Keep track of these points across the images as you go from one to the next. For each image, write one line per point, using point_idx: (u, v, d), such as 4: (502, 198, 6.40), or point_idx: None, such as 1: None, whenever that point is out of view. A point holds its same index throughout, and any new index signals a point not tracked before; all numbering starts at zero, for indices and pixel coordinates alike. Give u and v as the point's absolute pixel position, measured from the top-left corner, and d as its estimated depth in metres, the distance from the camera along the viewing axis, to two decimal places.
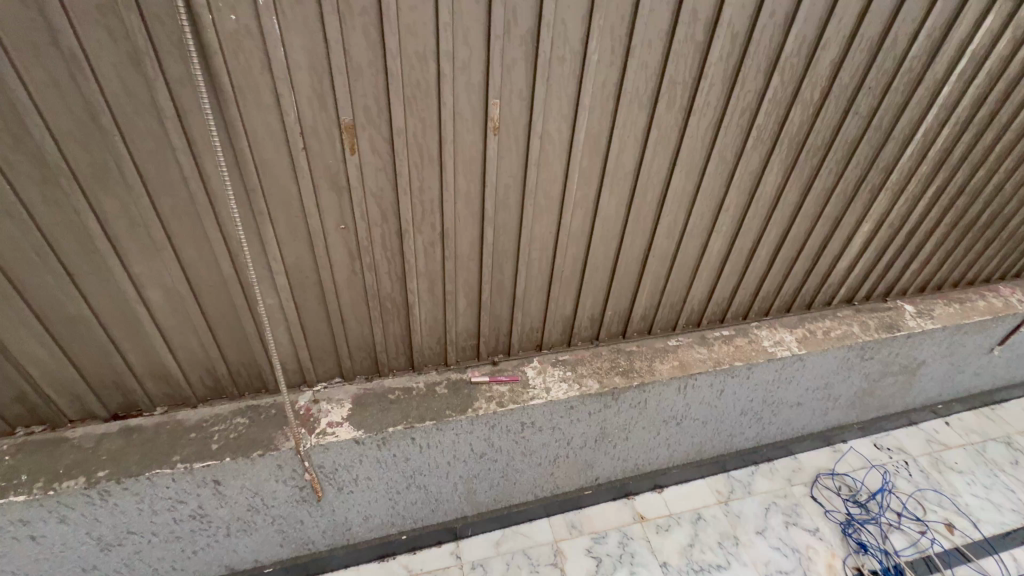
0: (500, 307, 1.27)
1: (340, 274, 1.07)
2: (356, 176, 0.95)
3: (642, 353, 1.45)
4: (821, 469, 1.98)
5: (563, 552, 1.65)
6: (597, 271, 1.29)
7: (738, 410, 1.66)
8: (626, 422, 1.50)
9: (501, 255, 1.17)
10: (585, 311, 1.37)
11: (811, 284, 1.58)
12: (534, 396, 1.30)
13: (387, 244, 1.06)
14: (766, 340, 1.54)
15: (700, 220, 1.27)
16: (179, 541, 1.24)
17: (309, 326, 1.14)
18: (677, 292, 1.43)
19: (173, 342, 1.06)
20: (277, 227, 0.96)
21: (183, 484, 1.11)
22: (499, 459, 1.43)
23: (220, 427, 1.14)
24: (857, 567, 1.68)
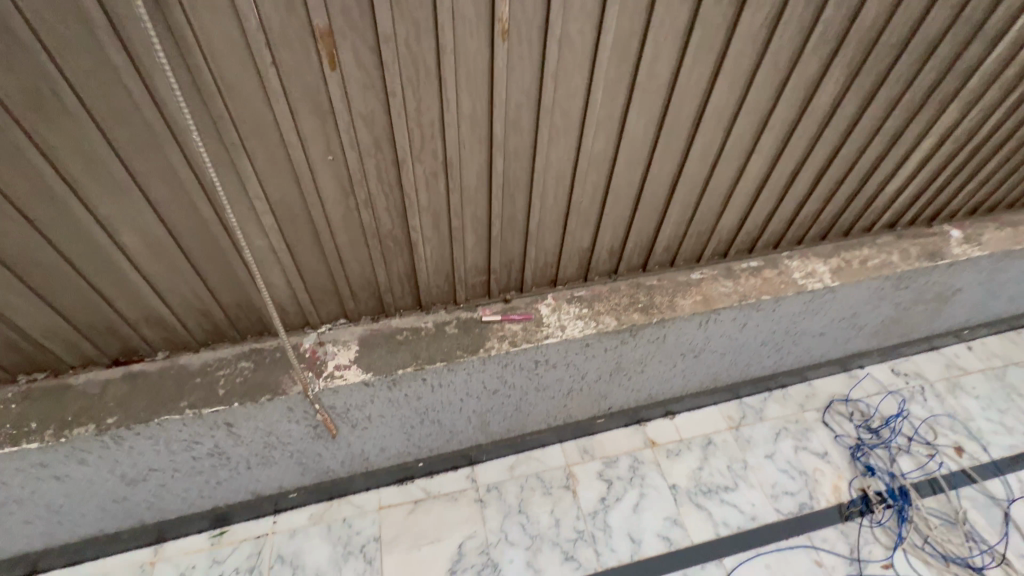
0: (512, 242, 1.17)
1: (334, 212, 0.96)
2: (340, 97, 0.80)
3: (664, 288, 1.36)
4: (835, 395, 1.97)
5: (575, 475, 1.70)
6: (620, 202, 1.16)
7: (759, 341, 1.60)
8: (642, 356, 1.45)
9: (513, 187, 1.04)
10: (604, 245, 1.26)
11: (852, 209, 1.43)
12: (548, 336, 1.24)
13: (384, 177, 0.93)
14: (797, 272, 1.44)
15: (740, 140, 1.11)
16: (202, 474, 1.27)
17: (306, 269, 1.05)
18: (705, 222, 1.30)
19: (162, 288, 0.98)
20: (256, 161, 0.84)
21: (196, 427, 1.10)
22: (512, 394, 1.41)
23: (225, 372, 1.11)
24: (863, 488, 1.72)
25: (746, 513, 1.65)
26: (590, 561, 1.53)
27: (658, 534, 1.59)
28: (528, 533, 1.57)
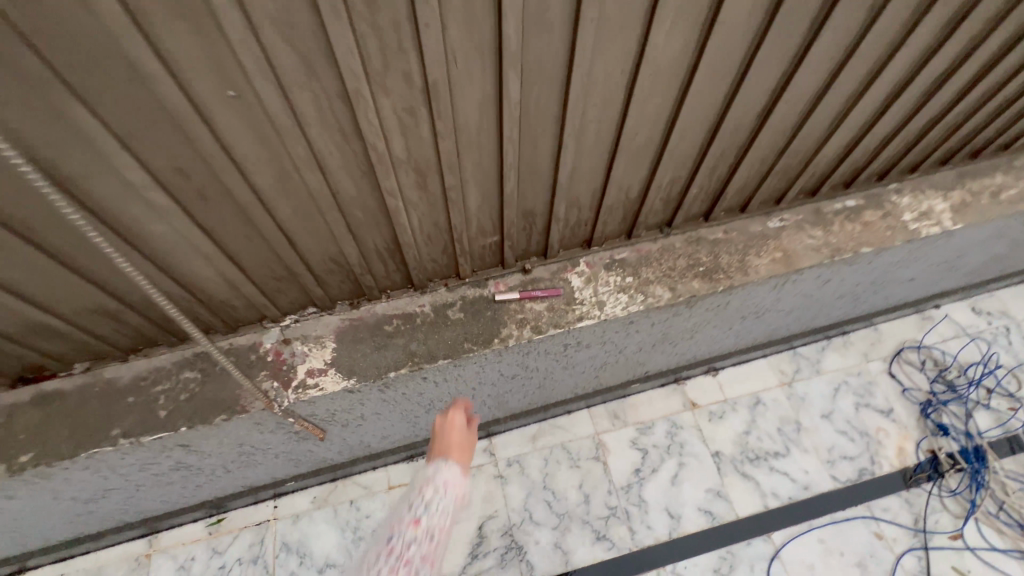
0: (534, 199, 0.83)
1: (263, 179, 0.63)
2: None
3: (733, 243, 1.03)
4: (905, 341, 1.70)
5: (606, 445, 1.51)
6: (688, 135, 0.80)
7: (837, 295, 1.29)
8: (695, 325, 1.16)
9: (535, 124, 0.68)
10: (659, 194, 0.91)
11: (998, 122, 1.04)
12: (582, 318, 0.95)
13: (332, 123, 0.59)
14: (907, 213, 1.09)
15: (885, 27, 0.73)
16: (173, 483, 1.08)
17: (244, 256, 0.74)
18: (799, 152, 0.94)
19: (39, 296, 0.69)
20: (104, 108, 0.50)
21: (141, 453, 0.87)
22: (534, 376, 1.15)
23: (166, 387, 0.86)
24: (932, 450, 1.52)
25: (799, 482, 1.47)
26: (624, 541, 1.39)
27: (699, 508, 1.43)
28: (554, 511, 1.42)
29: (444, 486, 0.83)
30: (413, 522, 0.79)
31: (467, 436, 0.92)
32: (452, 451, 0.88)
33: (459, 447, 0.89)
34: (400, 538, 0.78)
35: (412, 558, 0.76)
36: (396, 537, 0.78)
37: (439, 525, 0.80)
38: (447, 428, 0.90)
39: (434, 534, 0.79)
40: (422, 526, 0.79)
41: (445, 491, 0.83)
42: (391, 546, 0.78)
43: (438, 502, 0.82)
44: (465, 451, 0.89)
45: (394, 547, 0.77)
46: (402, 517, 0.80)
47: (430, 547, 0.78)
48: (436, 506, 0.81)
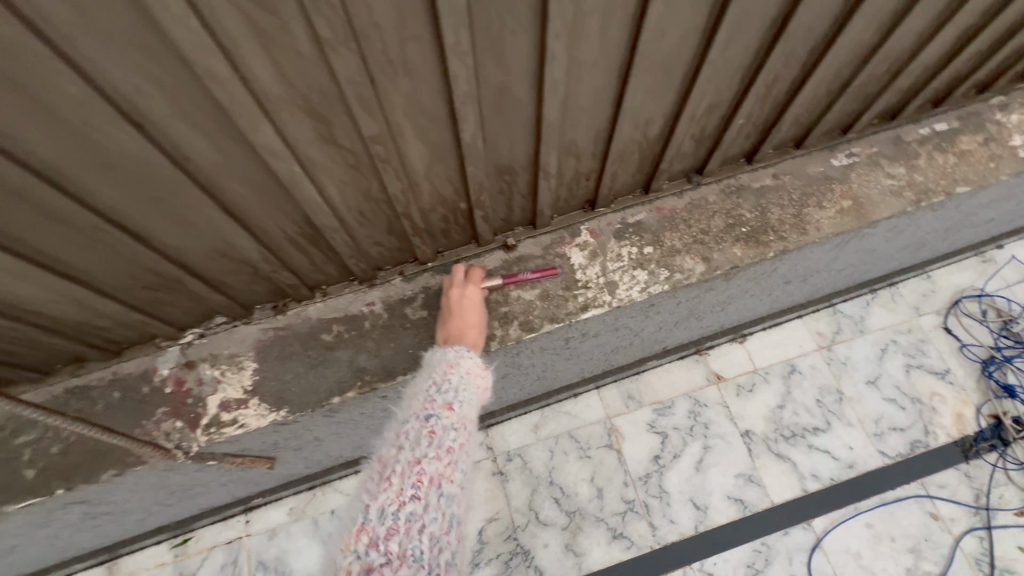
0: (510, 147, 0.57)
1: (34, 139, 0.37)
2: None
3: (785, 192, 0.77)
4: (963, 290, 1.46)
5: (619, 430, 1.31)
6: (738, 33, 0.52)
7: (904, 247, 1.03)
8: (730, 297, 0.92)
9: (496, 22, 0.41)
10: (690, 130, 0.65)
11: None
12: (587, 308, 0.71)
13: (114, 31, 0.33)
14: (1016, 135, 0.81)
15: None
16: (102, 526, 0.89)
17: (74, 261, 0.50)
18: (888, 56, 0.66)
19: None
20: None
21: (21, 519, 0.67)
22: (531, 371, 0.93)
23: (32, 438, 0.64)
24: (995, 415, 1.31)
25: (841, 460, 1.28)
26: (643, 538, 1.22)
27: (728, 497, 1.25)
28: (563, 509, 1.24)
29: (473, 374, 0.58)
30: (450, 405, 0.54)
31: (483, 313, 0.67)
32: (465, 330, 0.63)
33: (475, 325, 0.64)
34: (440, 420, 0.52)
35: (457, 446, 0.52)
36: (433, 418, 0.52)
37: (476, 416, 0.56)
38: (463, 304, 0.65)
39: (475, 424, 0.55)
40: (464, 410, 0.54)
41: (478, 377, 0.58)
42: (425, 427, 0.52)
43: (471, 388, 0.57)
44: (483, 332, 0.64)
45: (434, 429, 0.51)
46: (432, 396, 0.54)
47: (473, 435, 0.54)
48: (472, 393, 0.57)
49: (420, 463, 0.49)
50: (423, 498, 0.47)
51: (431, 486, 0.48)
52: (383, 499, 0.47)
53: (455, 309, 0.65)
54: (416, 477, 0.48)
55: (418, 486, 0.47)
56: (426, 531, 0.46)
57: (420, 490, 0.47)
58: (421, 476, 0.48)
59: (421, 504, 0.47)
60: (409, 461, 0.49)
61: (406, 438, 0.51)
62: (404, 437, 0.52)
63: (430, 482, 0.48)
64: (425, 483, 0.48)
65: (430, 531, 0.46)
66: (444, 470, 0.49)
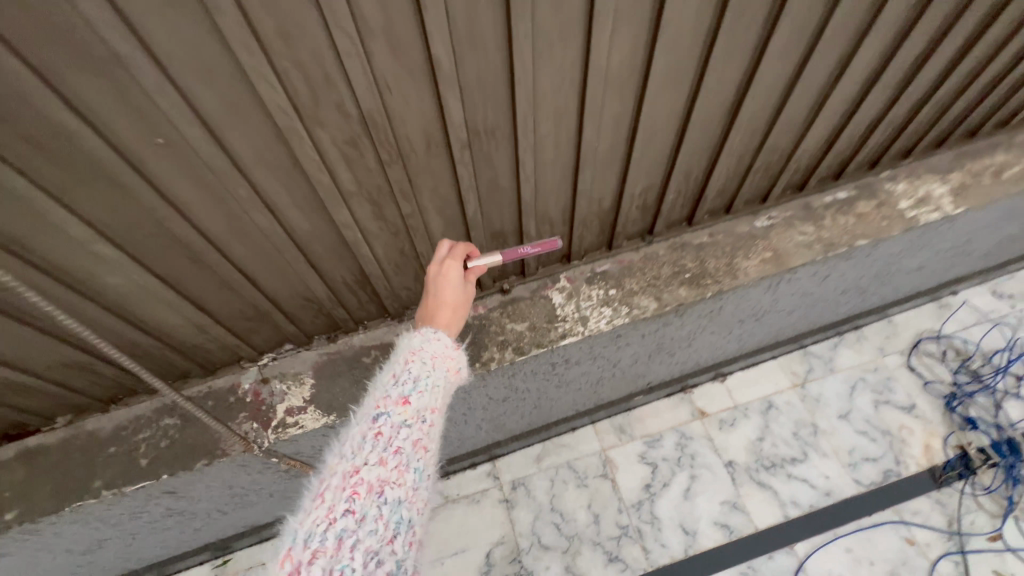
0: (501, 218, 0.81)
1: (211, 223, 0.62)
2: (127, 38, 0.42)
3: (719, 246, 1.00)
4: (923, 332, 1.62)
5: (613, 461, 1.46)
6: (654, 142, 0.77)
7: (840, 290, 1.23)
8: (690, 332, 1.12)
9: (486, 145, 0.67)
10: (634, 203, 0.89)
11: (989, 101, 0.99)
12: (565, 336, 0.92)
13: (272, 163, 0.58)
14: (903, 200, 1.04)
15: (850, 15, 0.68)
16: (169, 530, 1.07)
17: (207, 299, 0.73)
18: (778, 149, 0.90)
19: (7, 356, 0.69)
20: (36, 169, 0.49)
21: (127, 504, 0.86)
22: (527, 396, 1.13)
23: (146, 435, 0.85)
24: (961, 446, 1.43)
25: (819, 488, 1.40)
26: (637, 561, 1.33)
27: (715, 522, 1.37)
28: (563, 534, 1.37)
29: (438, 359, 0.65)
30: (401, 401, 0.60)
31: (464, 289, 0.73)
32: (439, 310, 0.70)
33: (450, 305, 0.70)
34: (387, 421, 0.58)
35: (404, 447, 0.57)
36: (381, 419, 0.58)
37: (433, 408, 0.62)
38: (438, 283, 0.71)
39: (426, 422, 0.61)
40: (414, 406, 0.60)
41: (439, 362, 0.65)
42: (372, 432, 0.57)
43: (430, 376, 0.63)
44: (458, 311, 0.71)
45: (380, 433, 0.57)
46: (385, 394, 0.60)
47: (424, 431, 0.60)
48: (427, 386, 0.62)
49: (360, 473, 0.54)
50: (357, 511, 0.52)
51: (368, 496, 0.53)
52: (317, 515, 0.52)
53: (431, 288, 0.71)
54: (352, 488, 0.54)
55: (353, 498, 0.53)
56: (359, 544, 0.51)
57: (354, 502, 0.53)
58: (357, 488, 0.53)
59: (354, 517, 0.52)
60: (349, 472, 0.55)
61: (351, 446, 0.57)
62: (349, 447, 0.57)
63: (367, 492, 0.54)
64: (362, 494, 0.53)
65: (364, 542, 0.51)
66: (382, 478, 0.55)
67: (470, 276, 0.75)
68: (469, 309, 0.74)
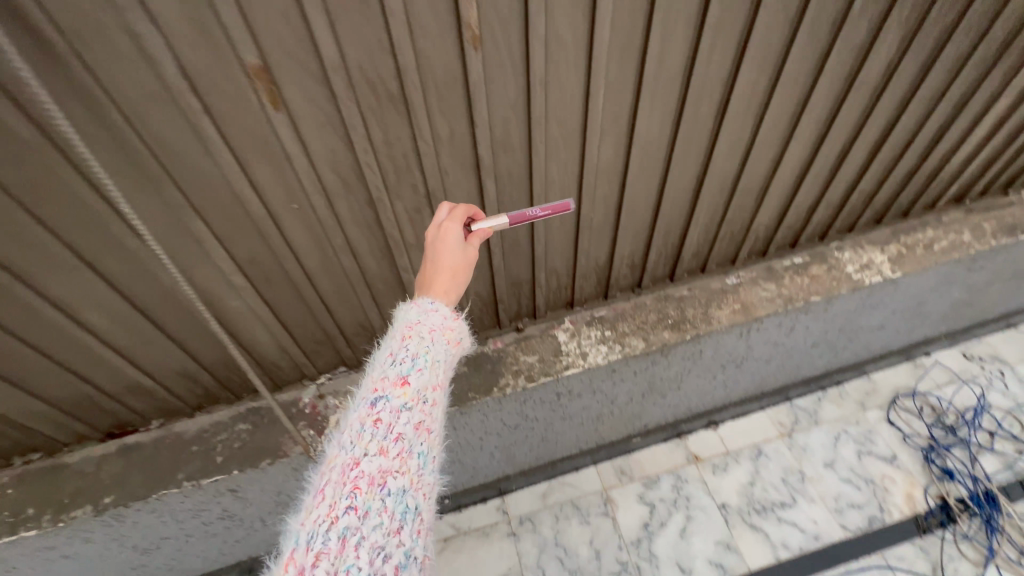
0: (518, 269, 1.04)
1: (311, 263, 0.85)
2: (294, 142, 0.67)
3: (696, 298, 1.21)
4: (899, 389, 1.76)
5: (613, 500, 1.57)
6: (636, 214, 1.01)
7: (810, 342, 1.42)
8: (677, 373, 1.30)
9: (510, 213, 0.91)
10: (624, 260, 1.12)
11: (911, 189, 1.23)
12: (568, 367, 1.11)
13: (361, 221, 0.82)
14: (849, 265, 1.26)
15: (776, 128, 0.94)
16: (217, 535, 1.21)
17: (292, 323, 0.95)
18: (738, 222, 1.14)
19: (139, 360, 0.90)
20: (213, 221, 0.73)
21: (198, 498, 1.03)
22: (536, 426, 1.29)
23: (223, 437, 1.04)
24: (941, 496, 1.53)
25: (808, 532, 1.49)
26: None
27: (710, 561, 1.46)
28: (566, 568, 1.46)
29: (436, 333, 0.64)
30: (399, 383, 0.58)
31: (464, 252, 0.72)
32: (437, 276, 0.70)
33: (448, 270, 0.70)
34: (386, 405, 0.56)
35: (406, 432, 0.56)
36: (380, 403, 0.56)
37: (434, 386, 0.61)
38: (436, 248, 0.71)
39: (428, 402, 0.59)
40: (413, 387, 0.58)
41: (438, 335, 0.64)
42: (371, 418, 0.56)
43: (429, 352, 0.62)
44: (457, 275, 0.70)
45: (380, 419, 0.55)
46: (383, 375, 0.59)
47: (426, 411, 0.58)
48: (427, 364, 0.61)
49: (360, 465, 0.53)
50: (359, 506, 0.50)
51: (371, 488, 0.52)
52: (318, 514, 0.50)
53: (429, 254, 0.71)
54: (353, 482, 0.52)
55: (355, 493, 0.51)
56: (364, 541, 0.49)
57: (355, 498, 0.51)
58: (358, 481, 0.52)
59: (357, 513, 0.50)
60: (349, 464, 0.53)
61: (350, 436, 0.55)
62: (348, 436, 0.55)
63: (369, 484, 0.52)
64: (363, 488, 0.51)
65: (369, 539, 0.49)
66: (384, 469, 0.53)
67: (471, 239, 0.74)
68: (472, 272, 0.73)
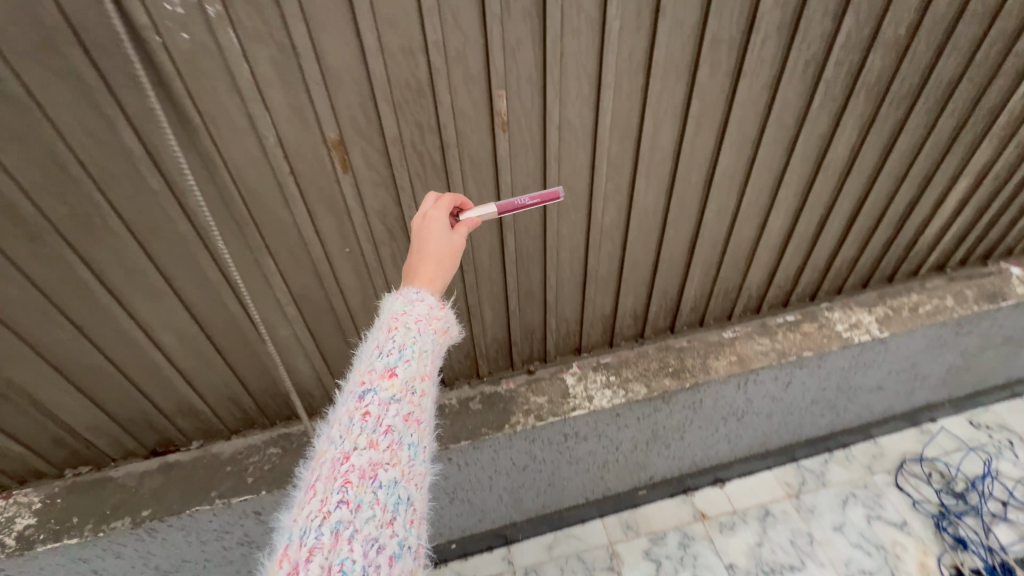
0: (531, 314, 1.17)
1: (354, 299, 0.99)
2: (354, 197, 0.83)
3: (695, 349, 1.31)
4: (906, 454, 1.77)
5: (619, 555, 1.57)
6: (637, 268, 1.14)
7: (809, 399, 1.48)
8: (679, 423, 1.37)
9: (526, 263, 1.05)
10: (627, 310, 1.23)
11: (892, 256, 1.35)
12: (575, 408, 1.20)
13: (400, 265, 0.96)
14: (839, 324, 1.36)
15: (758, 198, 1.08)
16: (233, 563, 1.26)
17: (330, 353, 1.07)
18: (731, 279, 1.26)
19: (195, 380, 1.02)
20: (280, 259, 0.88)
21: (225, 517, 1.10)
22: (544, 469, 1.35)
23: (255, 459, 1.12)
24: (955, 565, 1.51)
25: None
26: None
27: None
28: None
29: (423, 322, 0.62)
30: (387, 374, 0.57)
31: (449, 240, 0.72)
32: (422, 265, 0.69)
33: (433, 258, 0.70)
34: (374, 398, 0.55)
35: (395, 424, 0.55)
36: (368, 396, 0.55)
37: (422, 376, 0.59)
38: (422, 237, 0.71)
39: (417, 393, 0.58)
40: (401, 378, 0.57)
41: (425, 326, 0.62)
42: (360, 411, 0.55)
43: (416, 342, 0.60)
44: (442, 264, 0.69)
45: (368, 412, 0.54)
46: (370, 368, 0.57)
47: (415, 402, 0.57)
48: (414, 353, 0.59)
49: (350, 459, 0.52)
50: (351, 500, 0.50)
51: (362, 481, 0.51)
52: (310, 510, 0.49)
53: (415, 244, 0.71)
54: (344, 477, 0.51)
55: (346, 488, 0.50)
56: (357, 534, 0.48)
57: (347, 492, 0.50)
58: (349, 475, 0.51)
59: (350, 507, 0.49)
60: (339, 459, 0.52)
61: (339, 431, 0.54)
62: (337, 431, 0.54)
63: (360, 478, 0.51)
64: (354, 481, 0.51)
65: (362, 531, 0.49)
66: (375, 462, 0.52)
67: (457, 228, 0.75)
68: (459, 260, 0.73)
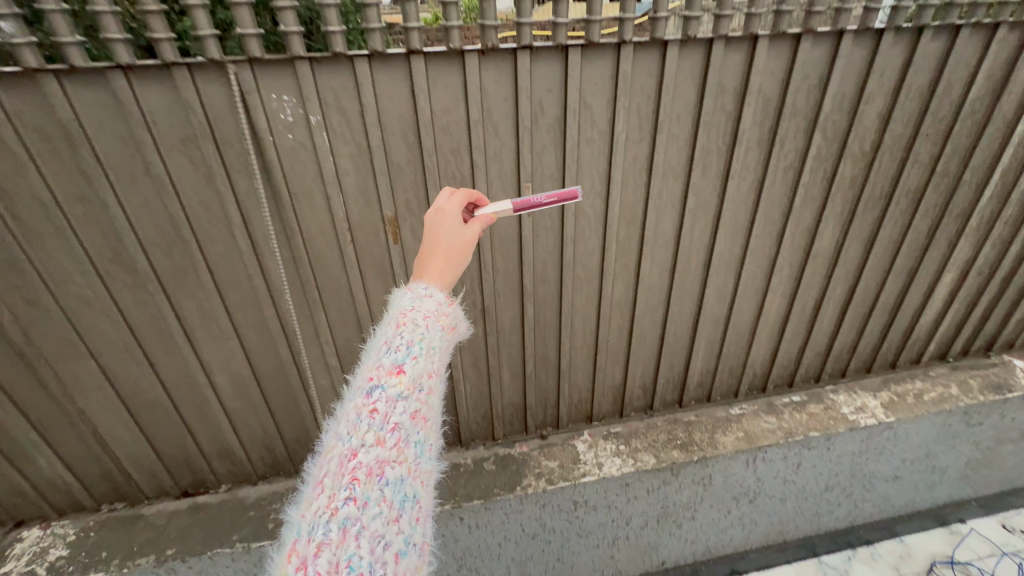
0: (546, 379, 1.26)
1: None
2: (400, 263, 0.98)
3: (703, 424, 1.35)
4: (935, 556, 1.68)
5: None
6: (645, 341, 1.24)
7: (822, 484, 1.48)
8: (690, 500, 1.37)
9: (542, 330, 1.17)
10: (636, 381, 1.31)
11: (891, 342, 1.42)
12: (585, 474, 1.24)
13: None
14: (845, 406, 1.40)
15: (754, 281, 1.20)
16: None
17: None
18: (735, 356, 1.34)
19: (237, 423, 1.12)
20: (331, 314, 1.02)
21: (241, 564, 1.12)
22: (553, 540, 1.35)
23: (277, 505, 1.18)
24: None
25: None
26: None
27: None
28: None
29: (430, 318, 0.66)
30: (394, 372, 0.60)
31: (461, 235, 0.76)
32: (433, 258, 0.72)
33: (444, 251, 0.73)
34: (383, 395, 0.58)
35: (401, 422, 0.58)
36: (376, 394, 0.58)
37: (430, 373, 0.62)
38: (435, 230, 0.75)
39: (423, 390, 0.61)
40: (408, 377, 0.60)
41: (432, 322, 0.66)
42: (368, 409, 0.58)
43: (423, 340, 0.63)
44: (452, 258, 0.72)
45: (376, 409, 0.57)
46: (378, 365, 0.61)
47: (422, 401, 0.61)
48: (421, 352, 0.63)
49: (358, 456, 0.55)
50: (358, 497, 0.53)
51: (370, 479, 0.54)
52: (320, 505, 0.53)
53: (428, 236, 0.75)
54: (352, 474, 0.54)
55: (353, 484, 0.53)
56: (363, 530, 0.52)
57: (354, 489, 0.53)
58: (357, 472, 0.54)
59: (357, 504, 0.52)
60: (347, 456, 0.55)
61: (348, 428, 0.57)
62: (345, 428, 0.58)
63: (368, 475, 0.54)
64: (361, 478, 0.54)
65: (369, 528, 0.52)
66: (382, 459, 0.55)
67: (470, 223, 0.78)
68: (470, 253, 0.75)
